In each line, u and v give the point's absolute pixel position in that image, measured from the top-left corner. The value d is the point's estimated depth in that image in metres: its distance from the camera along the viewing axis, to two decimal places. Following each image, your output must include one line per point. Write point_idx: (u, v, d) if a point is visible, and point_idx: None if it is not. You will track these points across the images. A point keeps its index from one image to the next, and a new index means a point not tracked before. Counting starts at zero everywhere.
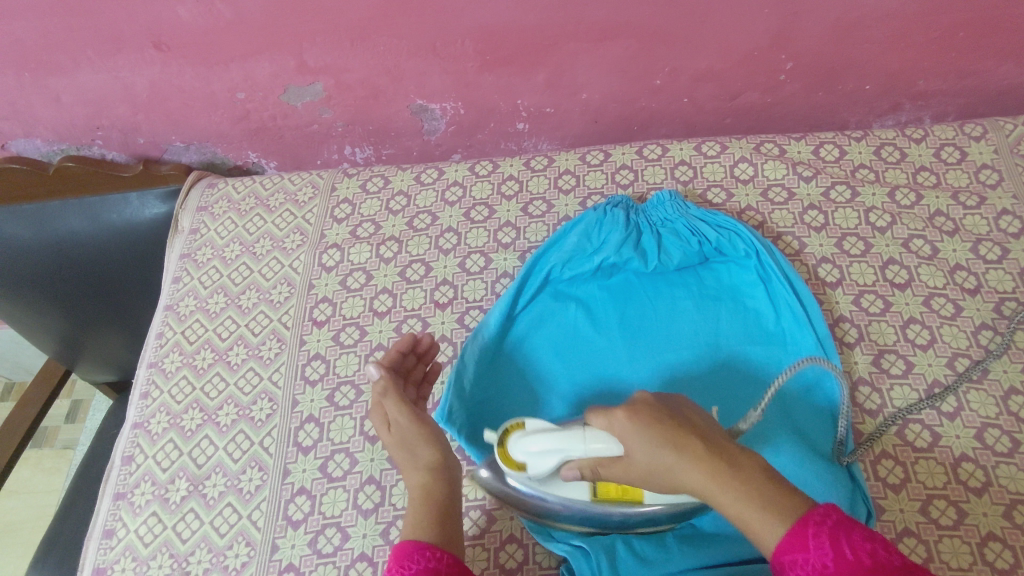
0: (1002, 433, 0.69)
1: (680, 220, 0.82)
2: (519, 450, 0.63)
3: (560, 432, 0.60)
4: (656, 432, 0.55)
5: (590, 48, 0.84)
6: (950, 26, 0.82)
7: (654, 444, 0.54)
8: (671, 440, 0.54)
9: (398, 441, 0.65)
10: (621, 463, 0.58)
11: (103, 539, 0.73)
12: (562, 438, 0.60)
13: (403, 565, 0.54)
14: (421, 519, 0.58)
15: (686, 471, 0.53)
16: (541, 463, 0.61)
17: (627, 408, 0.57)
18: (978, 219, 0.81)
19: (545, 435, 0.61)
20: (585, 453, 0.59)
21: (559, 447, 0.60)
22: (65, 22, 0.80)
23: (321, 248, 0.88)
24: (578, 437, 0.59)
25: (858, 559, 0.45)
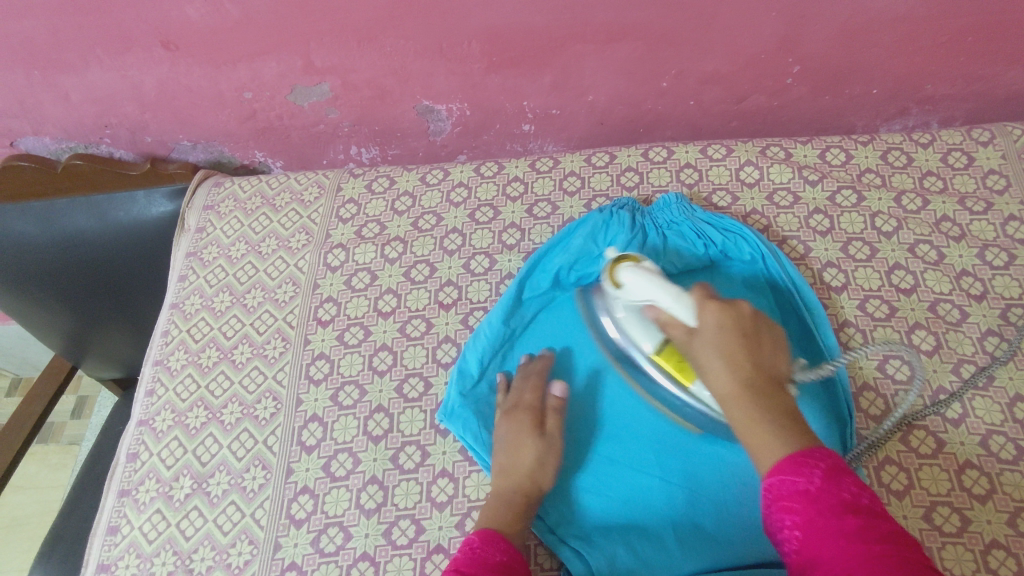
0: (1007, 440, 0.69)
1: (686, 223, 0.81)
2: (622, 272, 0.65)
3: (664, 282, 0.62)
4: (729, 338, 0.56)
5: (597, 50, 0.84)
6: (958, 30, 0.82)
7: (722, 349, 0.56)
8: (739, 353, 0.56)
9: (539, 446, 0.68)
10: (686, 338, 0.59)
11: (107, 536, 0.74)
12: (660, 287, 0.61)
13: (486, 548, 0.58)
14: (501, 518, 0.64)
15: (727, 375, 0.55)
16: (630, 291, 0.64)
17: (721, 306, 0.58)
18: (984, 225, 0.81)
19: (651, 275, 0.63)
20: (667, 309, 0.60)
21: (652, 289, 0.62)
22: (74, 21, 0.80)
23: (326, 248, 0.89)
24: (674, 294, 0.60)
25: (843, 496, 0.48)
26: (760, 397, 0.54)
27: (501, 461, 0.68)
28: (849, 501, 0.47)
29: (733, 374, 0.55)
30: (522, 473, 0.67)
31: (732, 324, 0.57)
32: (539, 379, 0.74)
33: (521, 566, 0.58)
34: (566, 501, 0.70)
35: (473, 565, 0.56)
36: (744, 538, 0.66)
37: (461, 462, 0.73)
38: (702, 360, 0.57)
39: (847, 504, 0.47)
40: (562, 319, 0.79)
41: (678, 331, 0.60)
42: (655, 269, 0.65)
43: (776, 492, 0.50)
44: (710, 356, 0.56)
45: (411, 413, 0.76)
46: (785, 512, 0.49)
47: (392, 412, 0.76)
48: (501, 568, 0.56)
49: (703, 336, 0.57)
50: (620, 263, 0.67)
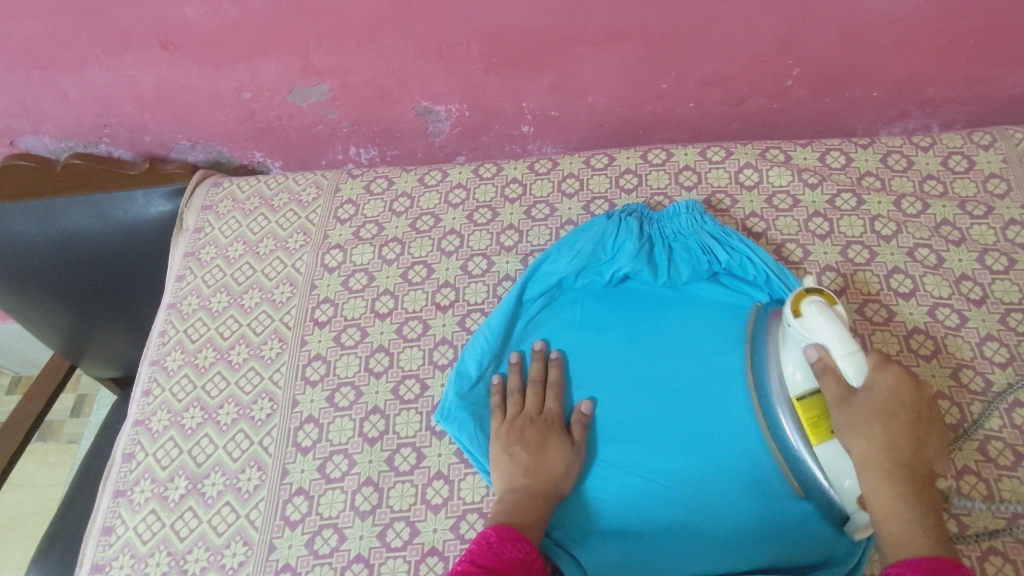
0: (1005, 446, 0.68)
1: (692, 236, 0.80)
2: (808, 305, 0.64)
3: (847, 334, 0.62)
4: (896, 414, 0.59)
5: (596, 51, 0.84)
6: (959, 33, 0.82)
7: (888, 421, 0.59)
8: (902, 431, 0.59)
9: (567, 454, 0.69)
10: (841, 393, 0.60)
11: (102, 536, 0.74)
12: (846, 339, 0.61)
13: (505, 545, 0.57)
14: (516, 514, 0.63)
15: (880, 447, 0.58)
16: (806, 325, 0.63)
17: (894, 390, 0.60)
18: (985, 229, 0.80)
19: (837, 320, 0.62)
20: (839, 360, 0.61)
21: (834, 335, 0.61)
22: (73, 20, 0.80)
23: (324, 249, 0.88)
24: (851, 351, 0.61)
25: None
26: (911, 483, 0.57)
27: (525, 459, 0.67)
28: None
29: (890, 450, 0.58)
30: (549, 474, 0.67)
31: (903, 402, 0.60)
32: (559, 390, 0.74)
33: (536, 566, 0.57)
34: (566, 505, 0.69)
35: (489, 560, 0.55)
36: (739, 546, 0.66)
37: (457, 464, 0.73)
38: (856, 423, 0.59)
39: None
40: (565, 322, 0.79)
41: (835, 384, 0.61)
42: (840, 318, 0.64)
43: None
44: (870, 422, 0.59)
45: (407, 415, 0.76)
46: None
47: (387, 414, 0.76)
48: (518, 568, 0.56)
49: (870, 399, 0.59)
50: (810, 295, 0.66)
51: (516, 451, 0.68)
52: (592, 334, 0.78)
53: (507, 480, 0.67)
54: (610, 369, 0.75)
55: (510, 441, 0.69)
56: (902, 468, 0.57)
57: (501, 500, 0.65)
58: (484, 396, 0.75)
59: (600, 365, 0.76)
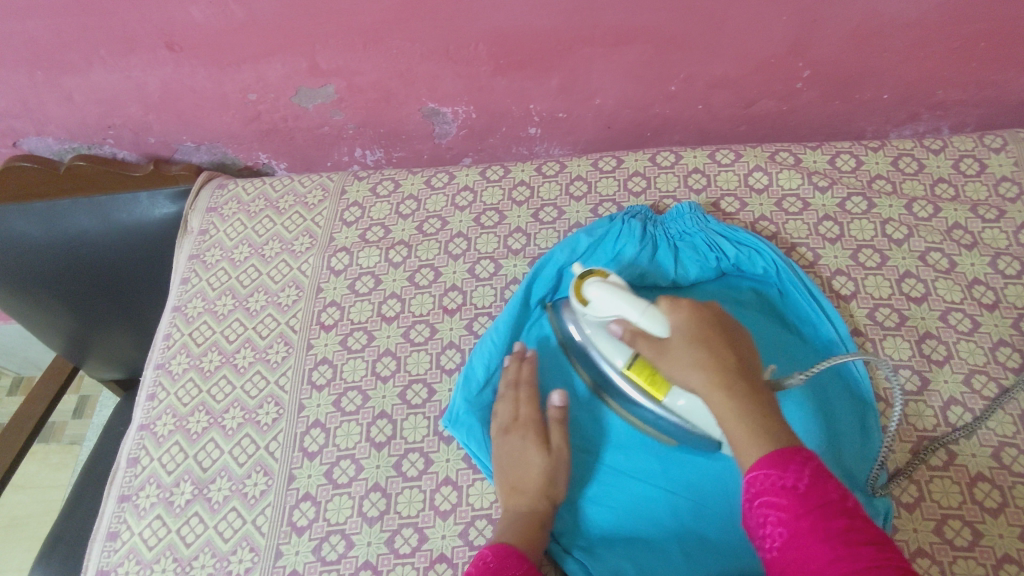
0: (1019, 453, 0.68)
1: (698, 234, 0.80)
2: (588, 286, 0.65)
3: (631, 296, 0.62)
4: (707, 333, 0.59)
5: (605, 53, 0.84)
6: (972, 35, 0.81)
7: (704, 342, 0.59)
8: (716, 347, 0.58)
9: (549, 461, 0.68)
10: (653, 352, 0.60)
11: (107, 542, 0.73)
12: (630, 301, 0.62)
13: (503, 561, 0.57)
14: (508, 532, 0.63)
15: (699, 372, 0.57)
16: (596, 307, 0.65)
17: (692, 309, 0.61)
18: (997, 233, 0.80)
19: (617, 290, 0.63)
20: (636, 322, 0.61)
21: (620, 303, 0.62)
22: (78, 21, 0.80)
23: (329, 252, 0.88)
24: (643, 307, 0.61)
25: (828, 496, 0.49)
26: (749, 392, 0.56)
27: (511, 473, 0.68)
28: (833, 500, 0.49)
29: (715, 368, 0.57)
30: (541, 486, 0.67)
31: (704, 318, 0.60)
32: (532, 391, 0.73)
33: None
34: (563, 509, 0.69)
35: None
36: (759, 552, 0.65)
37: (466, 470, 0.72)
38: (678, 358, 0.59)
39: (831, 504, 0.48)
40: None
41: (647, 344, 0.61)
42: (622, 284, 0.66)
43: (759, 487, 0.51)
44: (689, 351, 0.58)
45: (415, 420, 0.75)
46: (769, 507, 0.50)
47: (395, 419, 0.75)
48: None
49: (679, 333, 0.59)
50: (586, 278, 0.68)
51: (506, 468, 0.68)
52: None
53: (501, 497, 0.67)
54: None
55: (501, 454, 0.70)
56: (732, 380, 0.57)
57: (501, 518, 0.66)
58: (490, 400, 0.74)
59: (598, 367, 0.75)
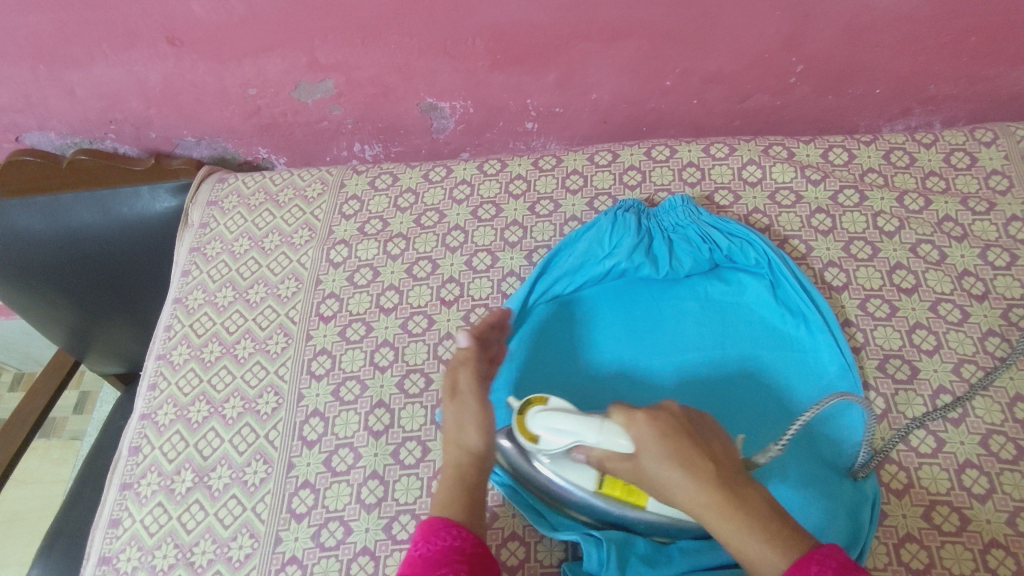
0: (1007, 440, 0.69)
1: (692, 226, 0.81)
2: (536, 423, 0.64)
3: (586, 418, 0.61)
4: (674, 447, 0.56)
5: (601, 48, 0.85)
6: (963, 30, 0.82)
7: (679, 458, 0.55)
8: (691, 456, 0.56)
9: (454, 411, 0.64)
10: (630, 466, 0.59)
11: (109, 529, 0.74)
12: (585, 423, 0.61)
13: (428, 542, 0.55)
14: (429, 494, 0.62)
15: (685, 491, 0.55)
16: (554, 439, 0.63)
17: (650, 414, 0.58)
18: (987, 225, 0.81)
19: (569, 416, 0.62)
20: (599, 443, 0.60)
21: (577, 428, 0.61)
22: (80, 15, 0.81)
23: (329, 244, 0.89)
24: (598, 422, 0.60)
25: None
26: (737, 500, 0.53)
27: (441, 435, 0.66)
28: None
29: (696, 480, 0.55)
30: (455, 443, 0.63)
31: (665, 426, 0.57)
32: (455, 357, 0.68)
33: (474, 551, 0.55)
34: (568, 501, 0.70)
35: (430, 564, 0.53)
36: None
37: None
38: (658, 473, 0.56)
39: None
40: (563, 320, 0.79)
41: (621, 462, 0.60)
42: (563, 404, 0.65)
43: None
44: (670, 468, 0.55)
45: (412, 409, 0.76)
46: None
47: (393, 408, 0.77)
48: (458, 557, 0.54)
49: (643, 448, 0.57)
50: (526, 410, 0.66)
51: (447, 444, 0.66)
52: (588, 342, 0.78)
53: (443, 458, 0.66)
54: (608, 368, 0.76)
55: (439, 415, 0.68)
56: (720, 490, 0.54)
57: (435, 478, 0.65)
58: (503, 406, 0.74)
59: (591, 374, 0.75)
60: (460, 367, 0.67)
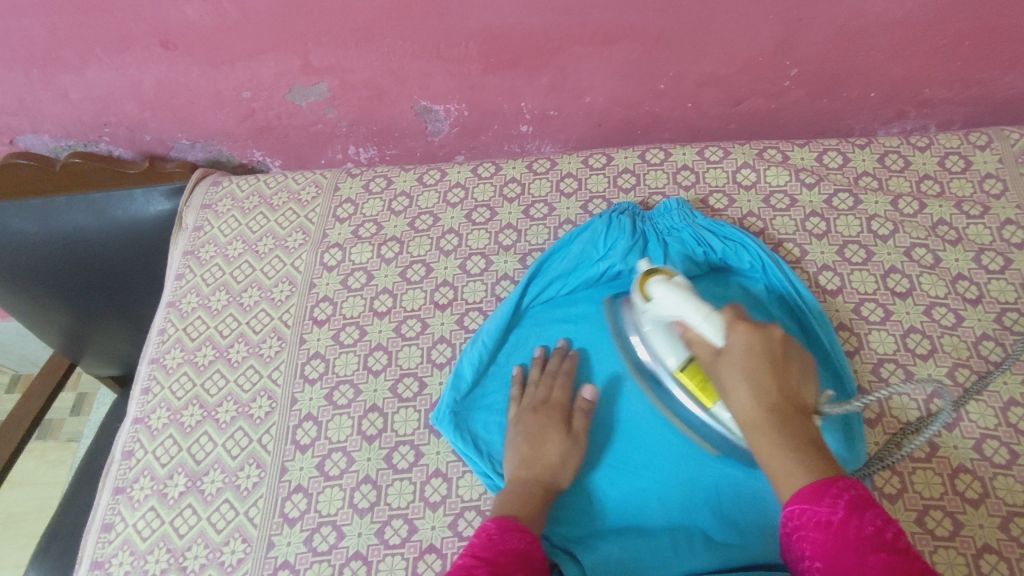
0: (1001, 445, 0.69)
1: (686, 229, 0.81)
2: (653, 284, 0.63)
3: (700, 301, 0.59)
4: (755, 363, 0.55)
5: (595, 52, 0.85)
6: (958, 33, 0.82)
7: (749, 373, 0.54)
8: (763, 376, 0.55)
9: (565, 443, 0.68)
10: (710, 359, 0.57)
11: (101, 533, 0.74)
12: (694, 306, 0.59)
13: (503, 535, 0.58)
14: (513, 506, 0.64)
15: (743, 401, 0.55)
16: (658, 305, 0.62)
17: (746, 332, 0.55)
18: (981, 229, 0.81)
19: (685, 292, 0.60)
20: (696, 327, 0.58)
21: (683, 305, 0.59)
22: (73, 20, 0.80)
23: (322, 248, 0.89)
24: (706, 312, 0.58)
25: (862, 530, 0.47)
26: (782, 424, 0.53)
27: (525, 451, 0.68)
28: (870, 535, 0.47)
29: (756, 402, 0.54)
30: (547, 463, 0.67)
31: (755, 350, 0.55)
32: (568, 379, 0.73)
33: (538, 558, 0.57)
34: (570, 504, 0.70)
35: (490, 552, 0.55)
36: (751, 544, 0.65)
37: (455, 462, 0.73)
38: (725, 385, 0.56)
39: (873, 539, 0.47)
40: (558, 320, 0.79)
41: (705, 352, 0.58)
42: (686, 283, 0.62)
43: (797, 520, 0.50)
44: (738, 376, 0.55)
45: (405, 413, 0.76)
46: (806, 542, 0.49)
47: (386, 412, 0.76)
48: (518, 558, 0.56)
49: (727, 361, 0.56)
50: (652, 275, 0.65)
51: (517, 443, 0.69)
52: (581, 342, 0.77)
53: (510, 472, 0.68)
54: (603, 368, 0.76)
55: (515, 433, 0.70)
56: (776, 414, 0.54)
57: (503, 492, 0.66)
58: (502, 401, 0.75)
59: (583, 375, 0.75)
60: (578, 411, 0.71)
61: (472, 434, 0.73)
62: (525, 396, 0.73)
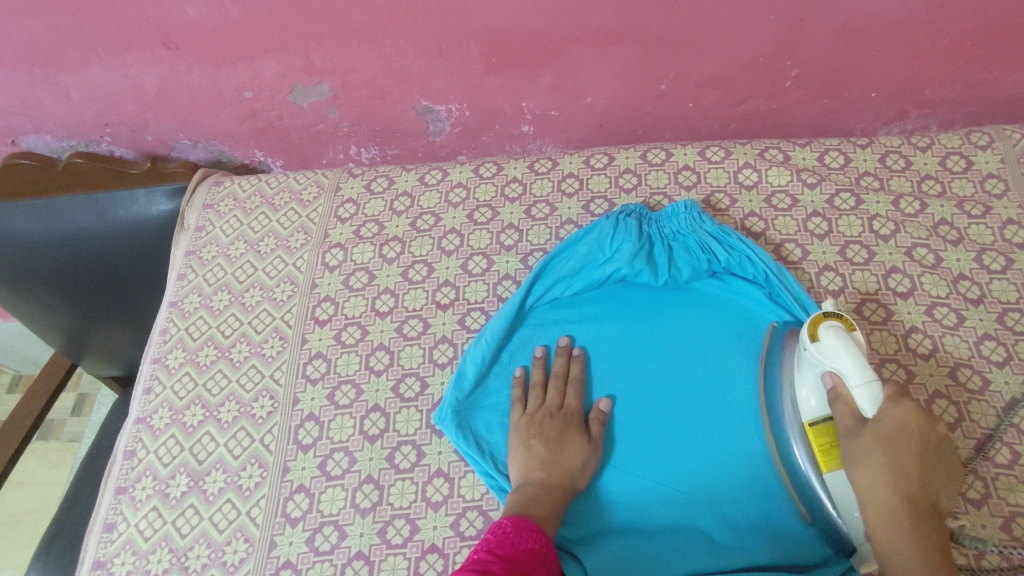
0: (1002, 445, 0.69)
1: (692, 235, 0.80)
2: (825, 330, 0.63)
3: (865, 364, 0.61)
4: (900, 446, 0.58)
5: (597, 52, 0.85)
6: (959, 33, 0.82)
7: (888, 452, 0.58)
8: (908, 464, 0.58)
9: (585, 449, 0.69)
10: (853, 422, 0.60)
11: (103, 533, 0.74)
12: (859, 371, 0.60)
13: (520, 535, 0.57)
14: (532, 504, 0.64)
15: (875, 475, 0.58)
16: (822, 350, 0.63)
17: (902, 421, 0.58)
18: (983, 229, 0.81)
19: (855, 350, 0.61)
20: (852, 388, 0.60)
21: (848, 361, 0.61)
22: (76, 20, 0.81)
23: (324, 248, 0.89)
24: (866, 379, 0.60)
25: None
26: (910, 516, 0.57)
27: (542, 453, 0.68)
28: None
29: (886, 482, 0.57)
30: (566, 469, 0.67)
31: (909, 434, 0.58)
32: (579, 386, 0.73)
33: (551, 558, 0.58)
34: (575, 502, 0.69)
35: (506, 550, 0.56)
36: (753, 548, 0.65)
37: (457, 462, 0.73)
38: (860, 453, 0.59)
39: None
40: (563, 322, 0.79)
41: (847, 412, 0.61)
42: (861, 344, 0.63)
43: None
44: (879, 449, 0.58)
45: (407, 413, 0.76)
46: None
47: (388, 412, 0.77)
48: (535, 559, 0.56)
49: (875, 432, 0.58)
50: (828, 318, 0.65)
51: (534, 445, 0.69)
52: (586, 344, 0.78)
53: (524, 472, 0.67)
54: (611, 372, 0.75)
55: (529, 434, 0.70)
56: (904, 505, 0.57)
57: (518, 491, 0.66)
58: (503, 402, 0.75)
59: (592, 381, 0.75)
60: (592, 418, 0.71)
61: (473, 436, 0.73)
62: (531, 397, 0.73)
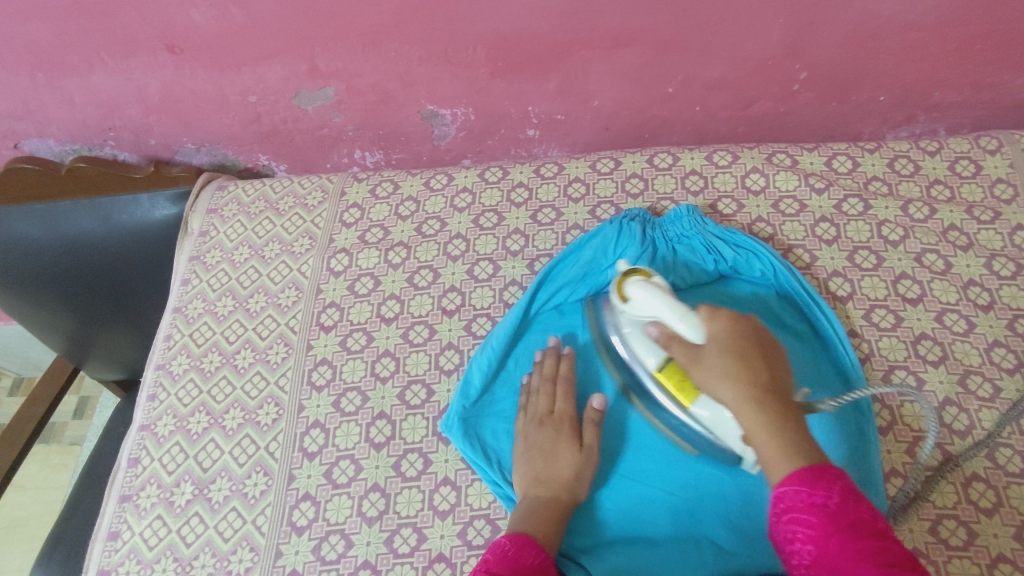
0: (1014, 453, 0.68)
1: (697, 237, 0.80)
2: (630, 286, 0.64)
3: (673, 299, 0.62)
4: (742, 346, 0.59)
5: (603, 55, 0.84)
6: (968, 37, 0.81)
7: (734, 357, 0.58)
8: (755, 363, 0.58)
9: (585, 460, 0.68)
10: (687, 356, 0.60)
11: (108, 541, 0.74)
12: (670, 307, 0.61)
13: (519, 549, 0.58)
14: (532, 520, 0.63)
15: (730, 385, 0.57)
16: (636, 306, 0.64)
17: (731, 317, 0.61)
18: (992, 234, 0.80)
19: (659, 291, 0.62)
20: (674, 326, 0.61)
21: (659, 304, 0.61)
22: (80, 24, 0.80)
23: (329, 254, 0.88)
24: (682, 311, 0.61)
25: (859, 515, 0.50)
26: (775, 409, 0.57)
27: (542, 465, 0.68)
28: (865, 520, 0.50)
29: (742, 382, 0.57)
30: (564, 480, 0.67)
31: (744, 333, 0.60)
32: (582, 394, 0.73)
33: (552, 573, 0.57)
34: (579, 511, 0.69)
35: (507, 566, 0.56)
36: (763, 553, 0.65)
37: (464, 470, 0.73)
38: (715, 369, 0.58)
39: (859, 523, 0.49)
40: (567, 328, 0.79)
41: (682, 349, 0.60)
42: (663, 284, 0.64)
43: (787, 500, 0.52)
44: (721, 361, 0.58)
45: (413, 420, 0.76)
46: (796, 524, 0.51)
47: (393, 419, 0.76)
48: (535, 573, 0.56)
49: (717, 343, 0.59)
50: (628, 275, 0.67)
51: (535, 457, 0.69)
52: (589, 350, 0.77)
53: (525, 485, 0.67)
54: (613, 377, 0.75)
55: (531, 445, 0.70)
56: (767, 399, 0.57)
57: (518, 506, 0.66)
58: (510, 409, 0.75)
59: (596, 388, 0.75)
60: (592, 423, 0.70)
61: (481, 444, 0.72)
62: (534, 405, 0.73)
